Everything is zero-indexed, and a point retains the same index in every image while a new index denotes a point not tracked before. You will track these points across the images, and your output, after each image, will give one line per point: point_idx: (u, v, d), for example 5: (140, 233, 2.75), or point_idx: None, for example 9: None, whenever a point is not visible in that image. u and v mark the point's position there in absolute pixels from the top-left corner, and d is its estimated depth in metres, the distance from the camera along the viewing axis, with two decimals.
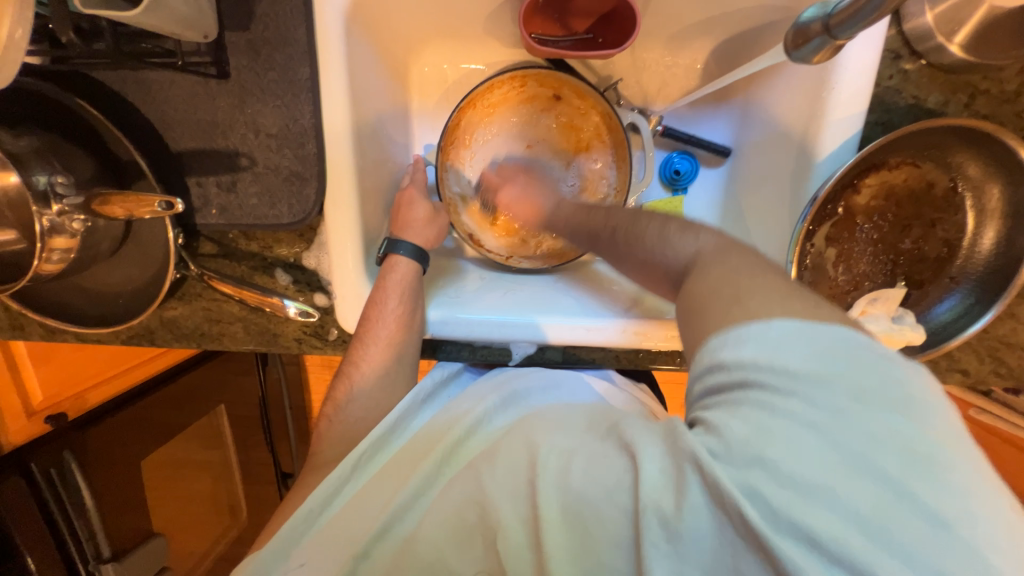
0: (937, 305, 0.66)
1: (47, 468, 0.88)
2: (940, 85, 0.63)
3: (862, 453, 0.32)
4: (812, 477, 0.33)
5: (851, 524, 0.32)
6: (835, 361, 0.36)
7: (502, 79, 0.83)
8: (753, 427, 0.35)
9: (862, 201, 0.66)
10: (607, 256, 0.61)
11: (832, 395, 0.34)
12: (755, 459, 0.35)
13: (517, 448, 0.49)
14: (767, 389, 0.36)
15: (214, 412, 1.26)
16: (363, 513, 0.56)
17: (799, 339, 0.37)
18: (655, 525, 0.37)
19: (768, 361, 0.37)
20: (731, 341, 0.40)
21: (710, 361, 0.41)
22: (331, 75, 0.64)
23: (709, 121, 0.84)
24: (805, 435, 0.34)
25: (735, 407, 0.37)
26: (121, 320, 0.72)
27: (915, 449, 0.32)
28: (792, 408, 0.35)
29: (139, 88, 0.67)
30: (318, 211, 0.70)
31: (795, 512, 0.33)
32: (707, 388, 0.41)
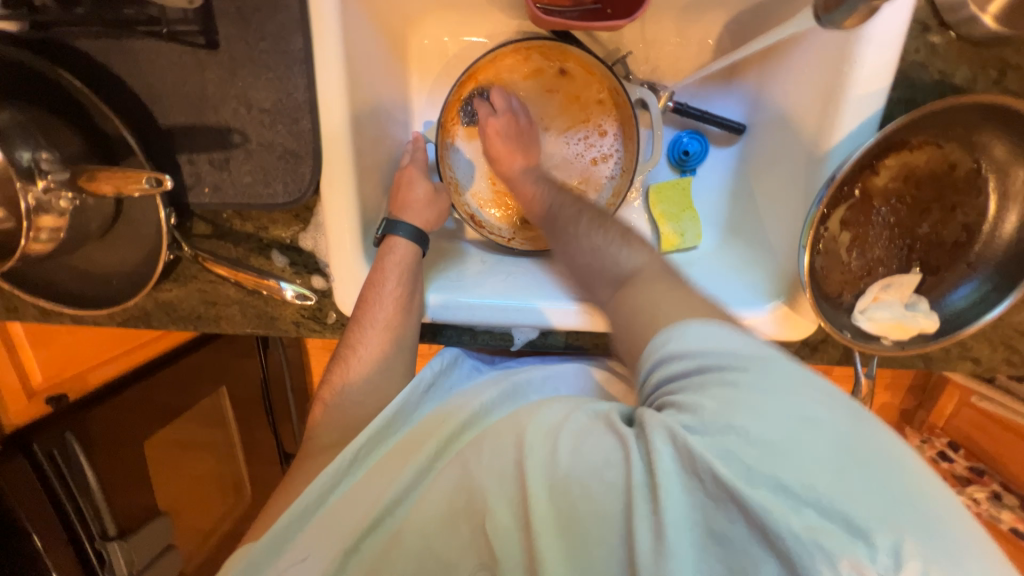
0: (952, 292, 0.64)
1: (49, 449, 0.88)
2: (969, 59, 0.60)
3: (815, 412, 0.35)
4: (779, 437, 0.34)
5: (828, 476, 0.32)
6: (761, 347, 0.40)
7: (505, 51, 0.79)
8: (719, 399, 0.37)
9: (880, 183, 0.63)
10: (559, 248, 0.63)
11: (774, 366, 0.38)
12: (726, 427, 0.35)
13: (506, 429, 0.51)
14: (720, 368, 0.39)
15: (217, 394, 1.26)
16: (359, 504, 0.53)
17: (733, 328, 0.41)
18: (641, 491, 0.37)
19: (714, 346, 0.40)
20: (678, 335, 0.42)
21: (656, 355, 0.43)
22: (326, 45, 0.61)
23: (720, 99, 0.81)
24: (765, 400, 0.36)
25: (697, 386, 0.39)
26: (115, 301, 0.71)
27: (848, 406, 0.36)
28: (744, 379, 0.37)
29: (124, 58, 0.64)
30: (315, 191, 0.68)
31: (772, 471, 0.33)
32: (659, 381, 0.42)
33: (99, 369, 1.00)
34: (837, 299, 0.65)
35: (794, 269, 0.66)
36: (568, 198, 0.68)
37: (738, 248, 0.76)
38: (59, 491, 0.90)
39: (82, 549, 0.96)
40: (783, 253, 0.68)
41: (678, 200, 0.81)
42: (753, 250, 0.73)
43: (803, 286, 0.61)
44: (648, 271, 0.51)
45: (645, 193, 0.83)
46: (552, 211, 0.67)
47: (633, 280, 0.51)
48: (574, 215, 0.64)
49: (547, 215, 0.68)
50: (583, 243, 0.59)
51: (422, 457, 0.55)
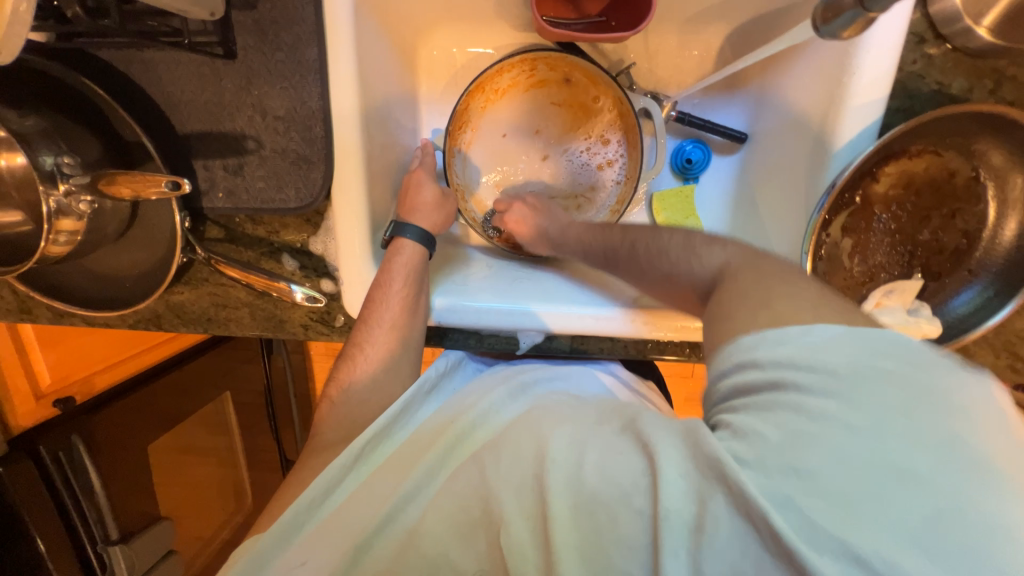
0: (954, 298, 0.65)
1: (55, 451, 0.88)
2: (965, 70, 0.62)
3: (897, 460, 0.32)
4: (844, 484, 0.32)
5: (893, 534, 0.31)
6: (861, 366, 0.36)
7: (512, 61, 0.81)
8: (785, 432, 0.35)
9: (880, 189, 0.65)
10: (628, 272, 0.64)
11: (870, 395, 0.34)
12: (787, 467, 0.34)
13: (525, 440, 0.48)
14: (800, 391, 0.36)
15: (220, 399, 1.28)
16: (365, 498, 0.54)
17: (843, 340, 0.38)
18: (671, 526, 0.36)
19: (804, 363, 0.37)
20: (768, 342, 0.40)
21: (737, 361, 0.42)
22: (339, 56, 0.63)
23: (722, 108, 0.82)
24: (838, 441, 0.33)
25: (767, 410, 0.37)
26: (128, 303, 0.72)
27: (956, 457, 0.32)
28: (824, 411, 0.35)
29: (145, 68, 0.66)
30: (326, 196, 0.70)
31: (830, 520, 0.32)
32: (734, 389, 0.41)
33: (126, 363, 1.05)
34: None
35: None
36: (618, 231, 0.68)
37: None
38: (64, 494, 0.91)
39: (84, 553, 0.96)
40: (786, 259, 0.69)
41: (681, 208, 0.83)
42: None
43: None
44: (738, 266, 0.51)
45: (649, 201, 0.84)
46: (611, 243, 0.68)
47: (721, 280, 0.51)
48: (636, 242, 0.64)
49: (603, 250, 0.68)
50: (659, 261, 0.59)
51: (428, 459, 0.56)
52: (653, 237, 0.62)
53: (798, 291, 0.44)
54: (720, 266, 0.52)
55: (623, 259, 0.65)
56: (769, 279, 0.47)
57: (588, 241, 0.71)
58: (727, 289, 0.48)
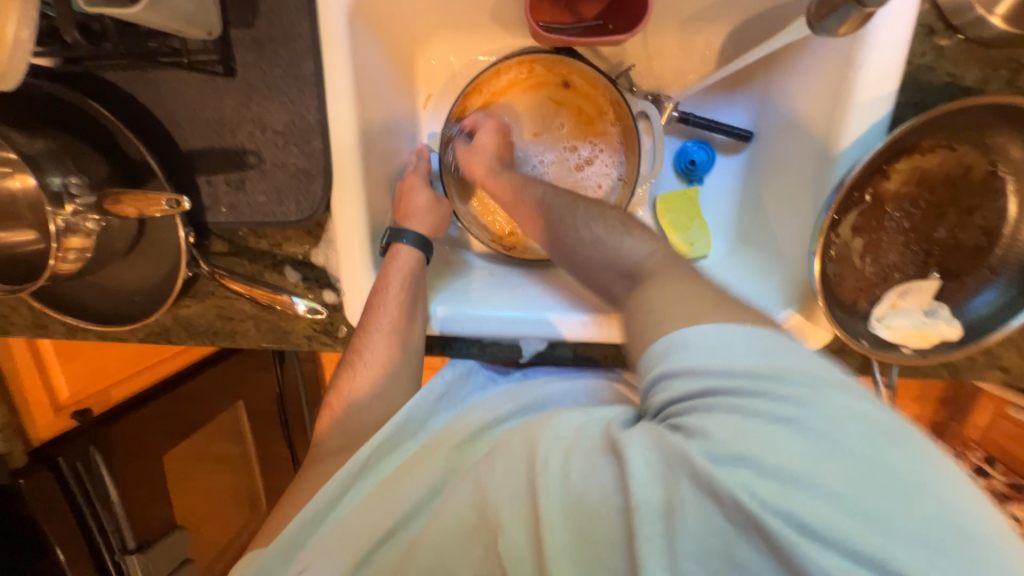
0: (974, 298, 0.62)
1: (73, 462, 0.90)
2: (978, 61, 0.59)
3: (835, 442, 0.34)
4: (794, 469, 0.33)
5: (847, 514, 0.32)
6: (764, 358, 0.39)
7: (509, 63, 0.82)
8: (725, 427, 0.36)
9: (891, 187, 0.62)
10: (557, 243, 0.62)
11: (791, 382, 0.36)
12: (734, 457, 0.35)
13: (515, 442, 0.47)
14: (726, 389, 0.38)
15: (234, 408, 1.28)
16: (369, 516, 0.53)
17: (738, 338, 0.40)
18: (645, 515, 0.36)
19: (718, 362, 0.39)
20: (678, 345, 0.42)
21: (663, 365, 0.42)
22: (336, 69, 0.63)
23: (725, 106, 0.81)
24: (773, 428, 0.35)
25: (704, 409, 0.38)
26: (137, 318, 0.73)
27: (876, 430, 0.34)
28: (747, 402, 0.37)
29: (148, 87, 0.67)
30: (326, 208, 0.70)
31: (785, 505, 0.33)
32: (660, 392, 0.42)
33: (158, 365, 1.10)
34: (851, 307, 0.64)
35: (806, 276, 0.64)
36: (566, 195, 0.64)
37: (747, 257, 0.75)
38: (82, 504, 0.93)
39: (102, 562, 0.97)
40: (795, 261, 0.67)
41: (686, 209, 0.81)
42: (764, 259, 0.72)
43: (815, 292, 0.60)
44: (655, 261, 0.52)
45: (652, 203, 0.83)
46: (544, 207, 0.64)
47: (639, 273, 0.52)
48: (557, 210, 0.63)
49: (536, 213, 0.65)
50: (582, 235, 0.58)
51: (432, 469, 0.56)
52: (588, 217, 0.60)
53: (692, 291, 0.47)
54: (643, 260, 0.53)
55: (557, 231, 0.62)
56: (676, 283, 0.49)
57: (550, 201, 0.64)
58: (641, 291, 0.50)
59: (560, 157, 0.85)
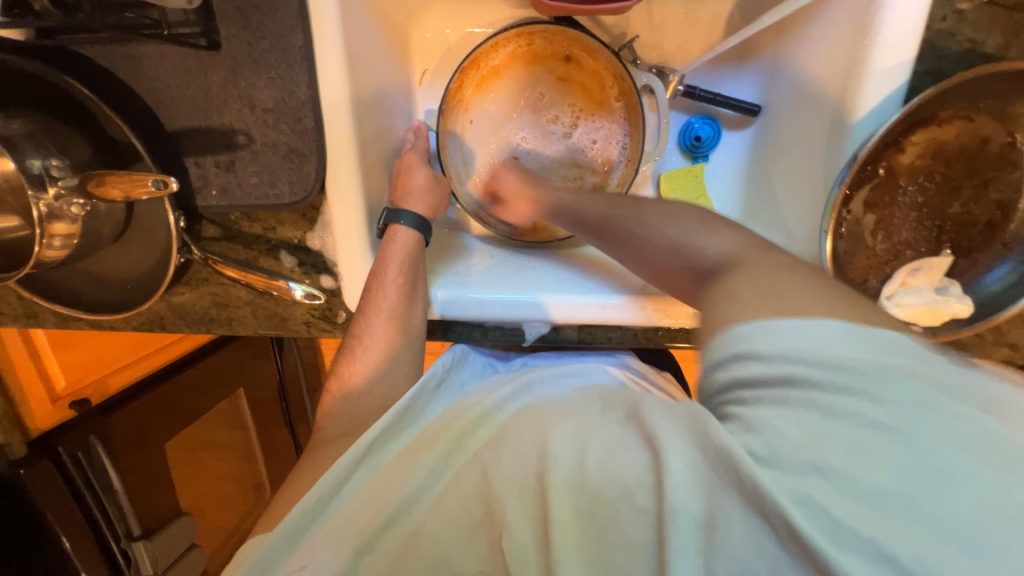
0: (986, 274, 0.61)
1: (74, 452, 0.89)
2: (1000, 26, 0.57)
3: (936, 460, 0.29)
4: (881, 484, 0.29)
5: (940, 542, 0.27)
6: (876, 355, 0.33)
7: (507, 36, 0.78)
8: (806, 433, 0.31)
9: (905, 160, 0.60)
10: (615, 248, 0.60)
11: (899, 387, 0.31)
12: (808, 465, 0.31)
13: (527, 436, 0.45)
14: (810, 387, 0.33)
15: (235, 396, 1.28)
16: (373, 500, 0.52)
17: (846, 333, 0.34)
18: (681, 525, 0.33)
19: (814, 356, 0.33)
20: (771, 333, 0.36)
21: (736, 350, 0.37)
22: (327, 40, 0.60)
23: (732, 79, 0.78)
24: (862, 436, 0.30)
25: (782, 408, 0.33)
26: (129, 307, 0.71)
27: (1000, 452, 0.28)
28: (838, 404, 0.32)
29: (129, 64, 0.64)
30: (320, 189, 0.67)
31: (862, 525, 0.28)
32: (737, 384, 0.36)
33: (150, 359, 1.06)
34: (861, 285, 0.62)
35: (815, 254, 0.63)
36: (627, 202, 0.61)
37: (755, 235, 0.73)
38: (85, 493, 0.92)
39: (108, 549, 0.97)
40: (804, 238, 0.65)
41: (691, 187, 0.79)
42: (772, 237, 0.70)
43: (826, 270, 0.59)
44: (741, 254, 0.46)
45: (656, 182, 0.81)
46: (609, 216, 0.61)
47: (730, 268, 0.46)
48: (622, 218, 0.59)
49: (597, 221, 0.62)
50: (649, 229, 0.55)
51: (439, 454, 0.54)
52: (658, 220, 0.55)
53: (787, 279, 0.41)
54: (726, 254, 0.47)
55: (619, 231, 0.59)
56: (769, 271, 0.42)
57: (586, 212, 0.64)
58: (728, 279, 0.44)
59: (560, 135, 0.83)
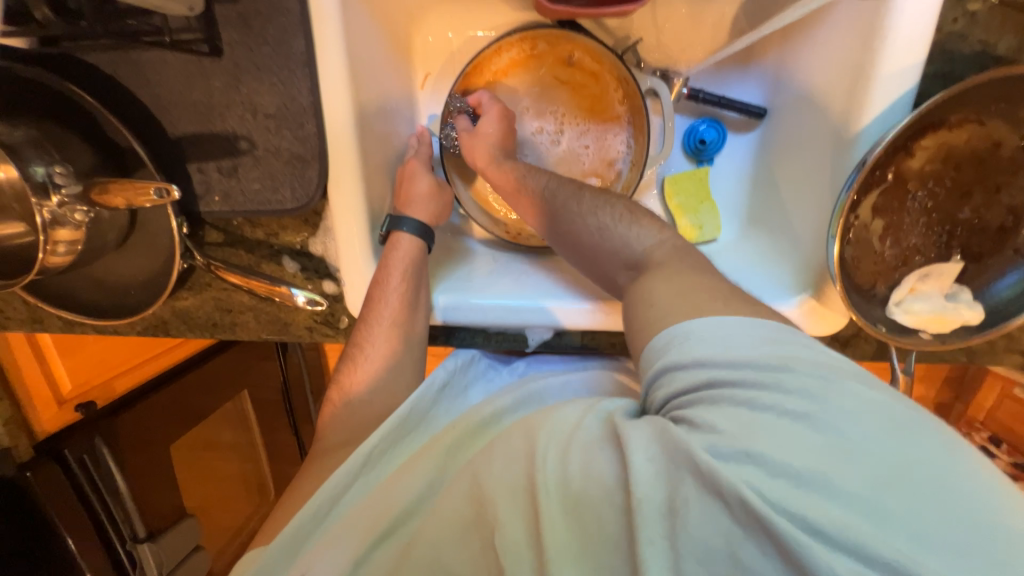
0: (997, 282, 0.59)
1: (80, 455, 0.90)
2: (1012, 27, 0.55)
3: (842, 436, 0.33)
4: (801, 464, 0.32)
5: (857, 511, 0.30)
6: (771, 349, 0.38)
7: (509, 40, 0.78)
8: (738, 423, 0.35)
9: (915, 165, 0.59)
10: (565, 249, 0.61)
11: (801, 377, 0.36)
12: (742, 453, 0.33)
13: (518, 434, 0.44)
14: (737, 384, 0.37)
15: (239, 398, 1.28)
16: (374, 507, 0.52)
17: (745, 331, 0.40)
18: (649, 518, 0.33)
19: (726, 357, 0.39)
20: (680, 340, 0.42)
21: (669, 363, 0.42)
22: (327, 46, 0.60)
23: (737, 82, 0.77)
24: (784, 421, 0.34)
25: (712, 404, 0.37)
26: (133, 312, 0.71)
27: (893, 428, 0.33)
28: (762, 398, 0.36)
29: (132, 71, 0.64)
30: (322, 195, 0.67)
31: (796, 505, 0.31)
32: (673, 391, 0.40)
33: (139, 368, 1.03)
34: (869, 291, 0.61)
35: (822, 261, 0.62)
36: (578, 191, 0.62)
37: (760, 240, 0.73)
38: (90, 493, 0.93)
39: (114, 551, 0.98)
40: (811, 242, 0.64)
41: (694, 191, 0.78)
42: (779, 241, 0.69)
43: (834, 277, 0.58)
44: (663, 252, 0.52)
45: (659, 185, 0.80)
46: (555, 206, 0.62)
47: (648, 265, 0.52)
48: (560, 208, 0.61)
49: (550, 206, 0.62)
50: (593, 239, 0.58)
51: (438, 454, 0.55)
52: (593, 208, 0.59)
53: (703, 284, 0.47)
54: (646, 254, 0.53)
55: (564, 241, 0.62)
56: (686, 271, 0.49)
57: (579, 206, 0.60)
58: (646, 283, 0.50)
59: (551, 144, 0.82)
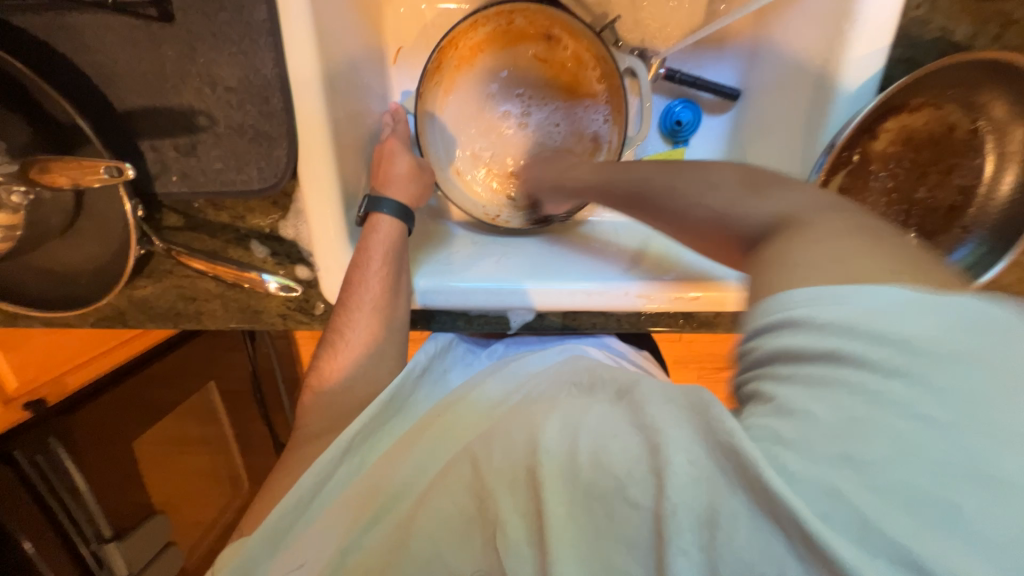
0: (950, 255, 0.63)
1: (33, 455, 0.85)
2: (969, 14, 0.58)
3: (991, 461, 0.23)
4: (924, 484, 0.24)
5: (990, 560, 0.23)
6: (939, 325, 0.26)
7: (486, 14, 0.75)
8: (841, 421, 0.26)
9: (879, 146, 0.63)
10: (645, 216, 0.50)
11: (961, 374, 0.25)
12: (835, 456, 0.26)
13: (518, 426, 0.43)
14: (863, 366, 0.27)
15: (206, 389, 1.24)
16: (367, 485, 0.55)
17: (910, 296, 0.27)
18: (680, 522, 0.30)
19: (862, 325, 0.27)
20: (814, 296, 0.30)
21: (781, 316, 0.31)
22: (292, 14, 0.56)
23: (713, 62, 0.77)
24: (915, 429, 0.25)
25: (818, 388, 0.28)
26: (86, 302, 0.67)
27: None
28: (889, 391, 0.26)
29: (69, 36, 0.58)
30: (292, 175, 0.64)
31: (900, 535, 0.24)
32: (778, 356, 0.30)
33: (89, 365, 0.95)
34: None
35: None
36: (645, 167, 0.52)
37: None
38: (44, 492, 0.87)
39: (80, 554, 0.94)
40: None
41: None
42: None
43: None
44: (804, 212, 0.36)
45: None
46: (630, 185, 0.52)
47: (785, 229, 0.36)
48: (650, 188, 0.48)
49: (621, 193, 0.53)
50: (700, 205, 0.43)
51: (427, 444, 0.59)
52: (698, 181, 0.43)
53: (868, 247, 0.31)
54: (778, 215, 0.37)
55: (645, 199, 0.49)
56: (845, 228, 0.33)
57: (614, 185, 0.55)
58: (783, 244, 0.35)
59: (517, 127, 0.82)
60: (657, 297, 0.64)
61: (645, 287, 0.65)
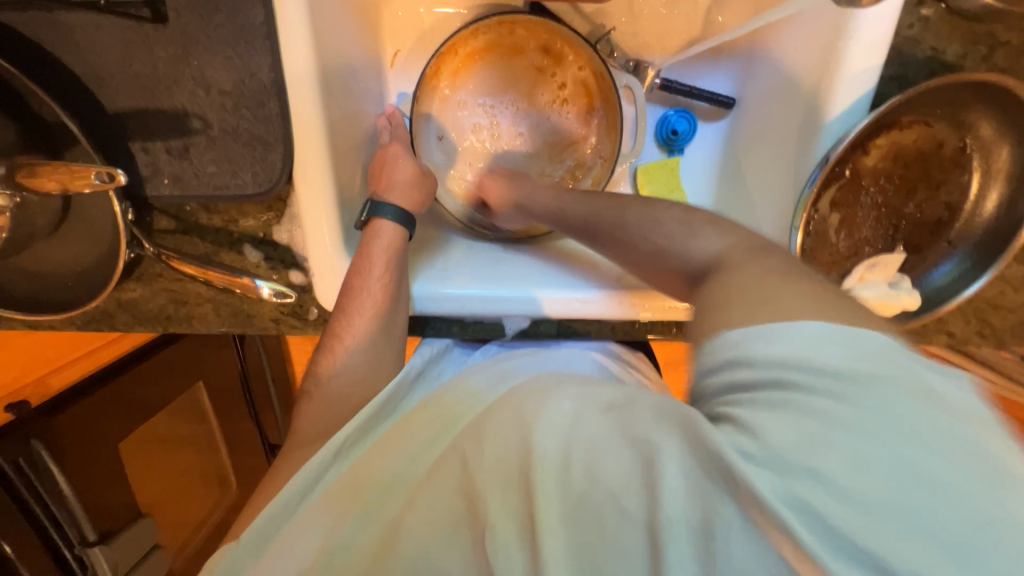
0: (933, 270, 0.65)
1: (14, 458, 0.82)
2: (960, 35, 0.59)
3: (938, 472, 0.27)
4: (868, 490, 0.27)
5: (939, 560, 0.25)
6: (878, 360, 0.31)
7: (488, 22, 0.76)
8: (799, 433, 0.29)
9: (869, 162, 0.64)
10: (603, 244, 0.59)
11: (884, 393, 0.29)
12: (805, 471, 0.28)
13: (509, 415, 0.40)
14: (808, 390, 0.30)
15: (193, 388, 1.18)
16: (353, 482, 0.52)
17: (828, 336, 0.32)
18: (676, 532, 0.31)
19: (798, 357, 0.32)
20: (755, 336, 0.34)
21: (730, 356, 0.35)
22: (291, 18, 0.55)
23: (709, 71, 0.78)
24: (862, 441, 0.28)
25: (770, 408, 0.31)
26: (71, 307, 0.65)
27: (977, 458, 0.27)
28: (832, 409, 0.29)
29: (59, 35, 0.57)
30: (287, 180, 0.63)
31: (864, 541, 0.26)
32: (727, 385, 0.34)
33: (70, 367, 0.93)
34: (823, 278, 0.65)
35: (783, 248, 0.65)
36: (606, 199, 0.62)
37: None
38: (26, 495, 0.85)
39: (60, 556, 0.91)
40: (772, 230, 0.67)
41: (666, 180, 0.79)
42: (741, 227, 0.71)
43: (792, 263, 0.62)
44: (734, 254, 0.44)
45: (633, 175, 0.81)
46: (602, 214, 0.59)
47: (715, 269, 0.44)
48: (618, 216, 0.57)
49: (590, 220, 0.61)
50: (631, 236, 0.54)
51: (403, 439, 0.55)
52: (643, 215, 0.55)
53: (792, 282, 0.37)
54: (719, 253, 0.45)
55: (607, 234, 0.57)
56: (766, 272, 0.40)
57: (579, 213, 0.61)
58: (711, 283, 0.42)
59: (491, 139, 0.81)
60: (653, 305, 0.65)
61: (642, 296, 0.65)
